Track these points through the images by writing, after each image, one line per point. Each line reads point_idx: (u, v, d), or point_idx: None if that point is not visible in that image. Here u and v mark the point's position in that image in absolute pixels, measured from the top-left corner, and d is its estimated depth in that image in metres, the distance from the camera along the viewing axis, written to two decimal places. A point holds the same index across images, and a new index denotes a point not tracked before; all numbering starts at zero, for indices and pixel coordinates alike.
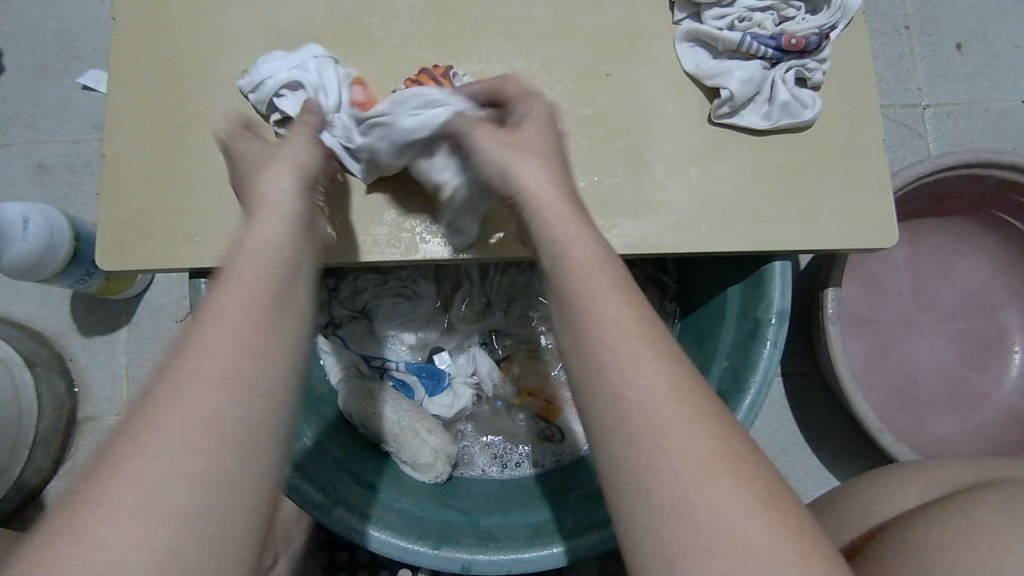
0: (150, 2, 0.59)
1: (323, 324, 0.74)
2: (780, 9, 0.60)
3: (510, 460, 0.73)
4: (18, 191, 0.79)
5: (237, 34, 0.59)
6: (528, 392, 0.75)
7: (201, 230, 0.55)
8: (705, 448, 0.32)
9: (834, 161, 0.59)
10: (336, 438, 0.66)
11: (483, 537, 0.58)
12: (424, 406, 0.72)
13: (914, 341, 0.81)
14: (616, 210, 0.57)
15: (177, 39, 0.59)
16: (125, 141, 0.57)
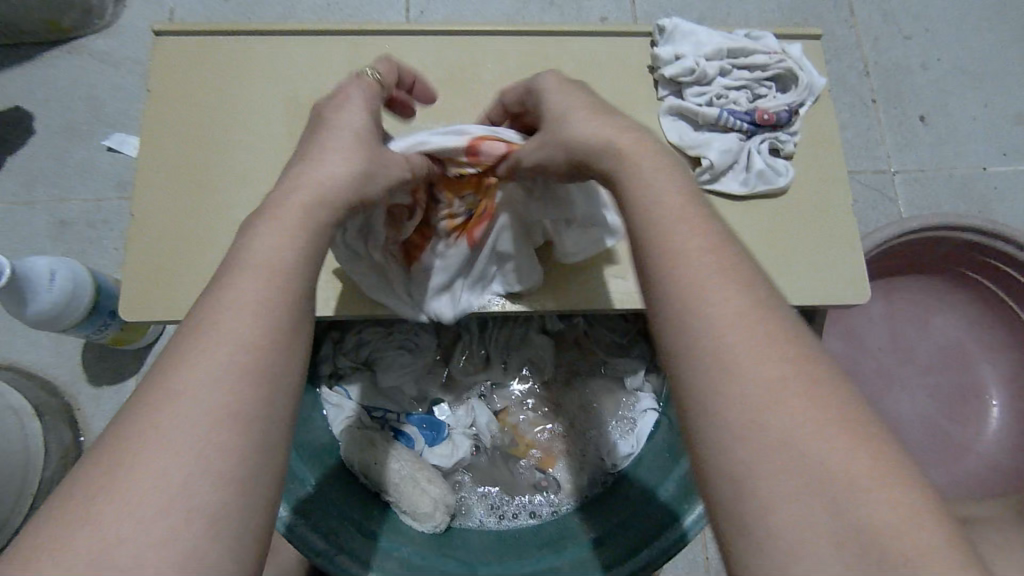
0: (182, 77, 0.65)
1: (327, 374, 0.76)
2: (754, 88, 0.67)
3: (507, 511, 0.74)
4: (39, 245, 0.83)
5: (260, 106, 0.64)
6: (527, 445, 0.77)
7: None
8: (771, 398, 0.30)
9: (807, 224, 0.64)
10: (338, 486, 0.68)
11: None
12: (424, 456, 0.74)
13: (894, 393, 0.84)
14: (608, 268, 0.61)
15: (205, 111, 0.64)
16: (152, 201, 0.61)
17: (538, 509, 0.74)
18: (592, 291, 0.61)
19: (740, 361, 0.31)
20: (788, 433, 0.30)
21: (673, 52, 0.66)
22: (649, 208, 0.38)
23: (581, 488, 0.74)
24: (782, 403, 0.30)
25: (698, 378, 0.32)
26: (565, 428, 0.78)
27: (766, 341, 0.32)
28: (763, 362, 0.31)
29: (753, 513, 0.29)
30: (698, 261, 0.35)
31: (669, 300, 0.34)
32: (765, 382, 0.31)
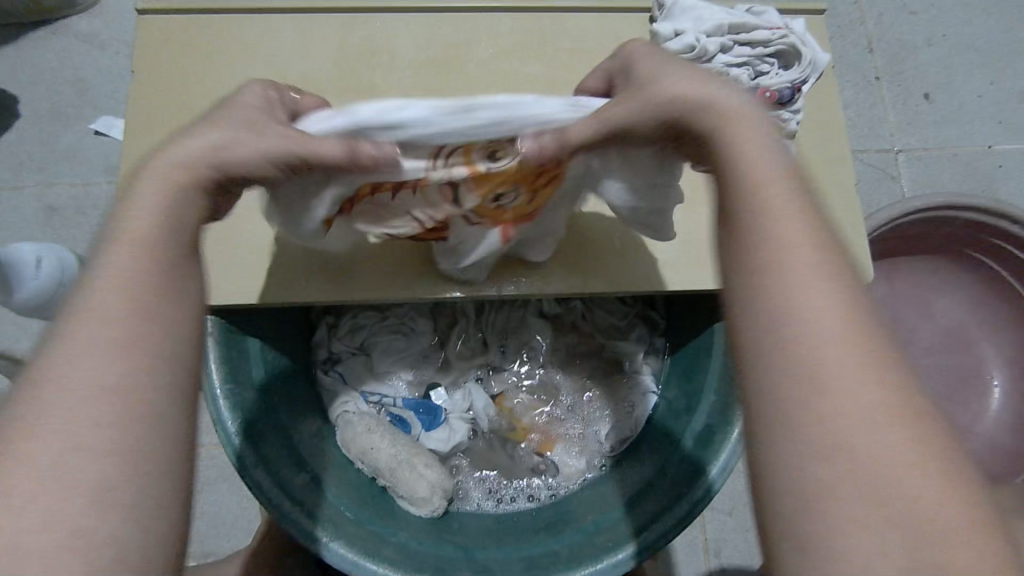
0: (166, 56, 0.63)
1: (322, 359, 0.76)
2: (756, 65, 0.65)
3: (505, 494, 0.73)
4: (27, 231, 0.82)
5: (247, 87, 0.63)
6: (525, 428, 0.76)
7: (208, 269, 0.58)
8: (856, 420, 0.30)
9: None
10: (335, 472, 0.68)
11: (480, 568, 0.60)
12: (421, 440, 0.73)
13: None
14: (604, 251, 0.60)
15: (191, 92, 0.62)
16: None
17: (536, 492, 0.73)
18: (589, 275, 0.60)
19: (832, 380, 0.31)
20: (870, 456, 0.30)
21: (673, 28, 0.64)
22: (755, 188, 0.36)
23: (579, 471, 0.74)
24: (872, 427, 0.30)
25: (776, 389, 0.32)
26: (562, 412, 0.77)
27: (866, 360, 0.31)
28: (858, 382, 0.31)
29: (815, 533, 0.29)
30: (799, 260, 0.34)
31: (762, 301, 0.34)
32: (856, 406, 0.30)
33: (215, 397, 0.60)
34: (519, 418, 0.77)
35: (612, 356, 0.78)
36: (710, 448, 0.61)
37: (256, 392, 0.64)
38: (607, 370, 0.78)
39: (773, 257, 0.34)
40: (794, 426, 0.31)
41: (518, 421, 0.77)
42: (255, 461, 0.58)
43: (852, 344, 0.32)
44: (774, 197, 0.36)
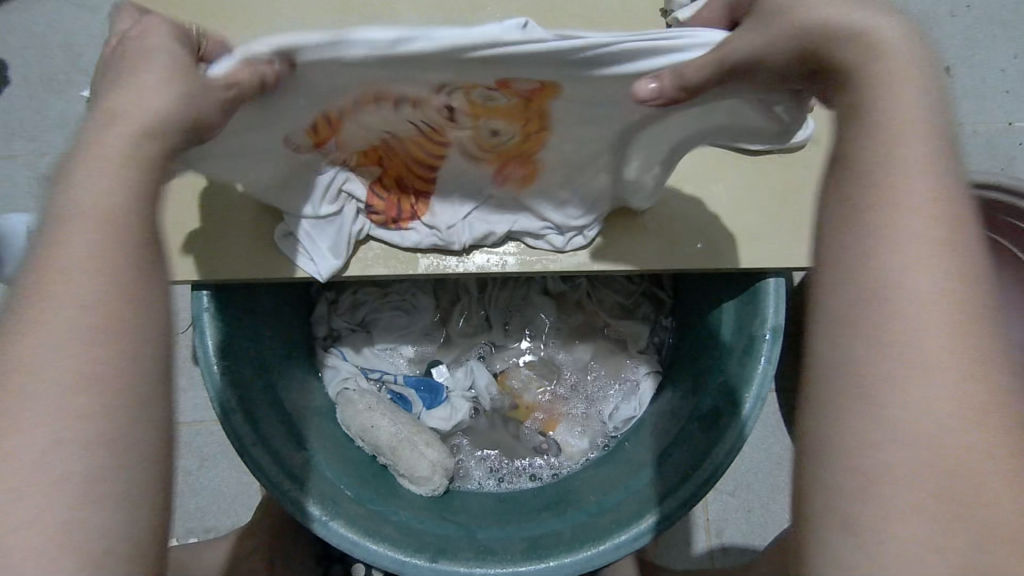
0: None
1: (322, 336, 0.75)
2: None
3: (506, 474, 0.73)
4: (20, 202, 0.80)
5: None
6: (528, 407, 0.76)
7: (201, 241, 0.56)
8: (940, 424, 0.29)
9: None
10: (335, 450, 0.67)
11: (480, 548, 0.59)
12: (422, 419, 0.72)
13: None
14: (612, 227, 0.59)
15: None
16: None
17: (538, 472, 0.72)
18: (595, 254, 0.58)
19: (933, 388, 0.29)
20: (960, 460, 0.28)
21: None
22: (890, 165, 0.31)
23: (582, 451, 0.73)
24: (969, 436, 0.29)
25: (866, 388, 0.30)
26: (565, 391, 0.76)
27: (970, 367, 0.29)
28: (960, 387, 0.29)
29: (869, 537, 0.29)
30: (919, 251, 0.30)
31: (868, 287, 0.31)
32: (948, 411, 0.29)
33: (212, 374, 0.58)
34: (522, 397, 0.76)
35: (617, 335, 0.76)
36: (717, 430, 0.60)
37: (255, 368, 0.63)
38: (612, 349, 0.76)
39: (893, 247, 0.30)
40: (868, 426, 0.30)
41: (520, 400, 0.76)
42: (252, 437, 0.57)
43: (959, 351, 0.29)
44: (898, 182, 0.31)
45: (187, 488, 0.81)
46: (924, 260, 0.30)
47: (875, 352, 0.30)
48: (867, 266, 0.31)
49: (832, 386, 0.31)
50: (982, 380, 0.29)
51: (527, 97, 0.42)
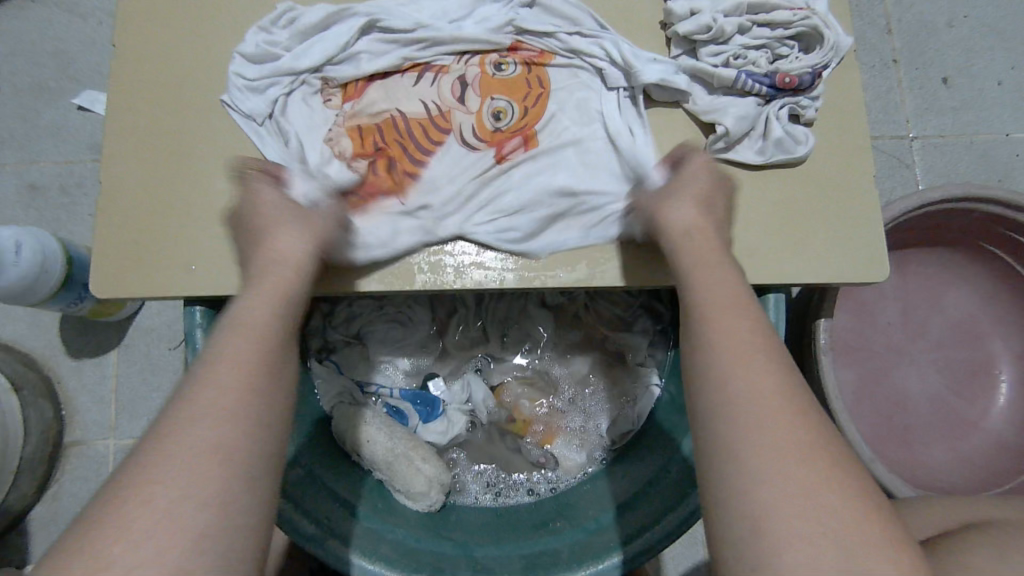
0: (154, 42, 0.62)
1: (318, 348, 0.74)
2: (775, 48, 0.62)
3: (504, 488, 0.72)
4: (10, 210, 0.79)
5: (233, 71, 0.60)
6: (526, 421, 0.74)
7: (196, 257, 0.57)
8: (798, 490, 0.34)
9: (825, 196, 0.61)
10: (330, 466, 0.66)
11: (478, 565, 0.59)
12: (418, 433, 0.71)
13: (903, 369, 0.82)
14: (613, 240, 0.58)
15: (190, 75, 0.61)
16: (124, 174, 0.59)
17: (536, 486, 0.72)
18: (596, 268, 0.58)
19: (791, 468, 0.35)
20: (833, 523, 0.34)
21: (688, 7, 0.61)
22: (712, 304, 0.44)
23: (581, 465, 0.72)
24: (833, 501, 0.34)
25: (747, 469, 0.36)
26: (563, 404, 0.75)
27: (808, 443, 0.37)
28: (809, 463, 0.36)
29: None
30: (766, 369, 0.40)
31: (725, 389, 0.39)
32: (808, 477, 0.35)
33: None
34: (518, 409, 0.75)
35: (614, 347, 0.76)
36: None
37: None
38: (611, 361, 0.76)
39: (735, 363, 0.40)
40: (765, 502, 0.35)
41: (516, 412, 0.75)
42: None
43: (802, 432, 0.37)
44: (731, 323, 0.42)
45: None
46: (769, 370, 0.39)
47: (746, 443, 0.37)
48: (725, 383, 0.39)
49: (730, 473, 0.37)
50: (822, 463, 0.36)
51: (527, 105, 0.61)
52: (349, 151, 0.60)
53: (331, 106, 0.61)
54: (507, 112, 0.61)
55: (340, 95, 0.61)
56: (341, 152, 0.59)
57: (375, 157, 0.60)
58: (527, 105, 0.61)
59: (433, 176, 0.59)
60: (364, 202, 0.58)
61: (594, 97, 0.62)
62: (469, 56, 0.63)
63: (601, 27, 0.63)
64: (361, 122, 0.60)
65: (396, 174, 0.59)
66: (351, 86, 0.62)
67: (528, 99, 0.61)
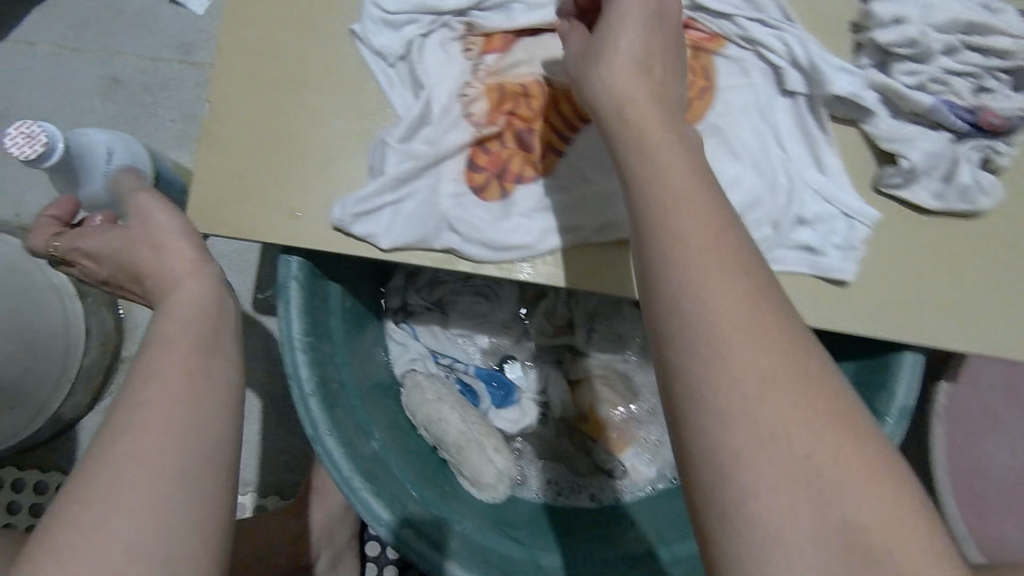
0: None
1: (394, 308, 0.70)
2: (981, 78, 0.53)
3: (565, 488, 0.69)
4: (88, 101, 0.73)
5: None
6: (600, 423, 0.70)
7: (304, 204, 0.51)
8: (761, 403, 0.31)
9: (996, 259, 0.54)
10: (399, 439, 0.63)
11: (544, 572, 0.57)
12: (490, 416, 0.68)
13: (993, 438, 0.74)
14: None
15: None
16: (232, 96, 0.52)
17: (598, 493, 0.69)
18: None
19: (764, 409, 0.31)
20: (811, 461, 0.30)
21: (893, 12, 0.53)
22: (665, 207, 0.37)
23: (649, 480, 0.70)
24: (814, 439, 0.31)
25: (725, 414, 0.31)
26: (641, 413, 0.71)
27: (776, 368, 0.32)
28: (780, 394, 0.31)
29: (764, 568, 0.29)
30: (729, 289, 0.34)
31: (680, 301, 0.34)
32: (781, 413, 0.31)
33: (294, 349, 0.53)
34: (589, 409, 0.71)
35: None
36: None
37: (333, 344, 0.58)
38: None
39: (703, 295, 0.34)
40: (738, 451, 0.31)
41: (589, 412, 0.71)
42: (329, 426, 0.53)
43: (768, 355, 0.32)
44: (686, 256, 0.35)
45: None
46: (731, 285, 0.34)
47: (713, 388, 0.32)
48: (688, 317, 0.34)
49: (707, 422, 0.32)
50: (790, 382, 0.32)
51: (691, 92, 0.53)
52: (482, 116, 0.52)
53: (471, 56, 0.53)
54: None
55: (482, 44, 0.53)
56: (470, 115, 0.52)
57: (513, 127, 0.52)
58: (691, 96, 0.53)
59: (574, 159, 0.52)
60: (501, 183, 0.52)
61: (768, 100, 0.54)
62: None
63: (786, 19, 0.54)
64: (504, 82, 0.53)
65: (536, 152, 0.52)
66: (497, 37, 0.53)
67: (694, 87, 0.53)
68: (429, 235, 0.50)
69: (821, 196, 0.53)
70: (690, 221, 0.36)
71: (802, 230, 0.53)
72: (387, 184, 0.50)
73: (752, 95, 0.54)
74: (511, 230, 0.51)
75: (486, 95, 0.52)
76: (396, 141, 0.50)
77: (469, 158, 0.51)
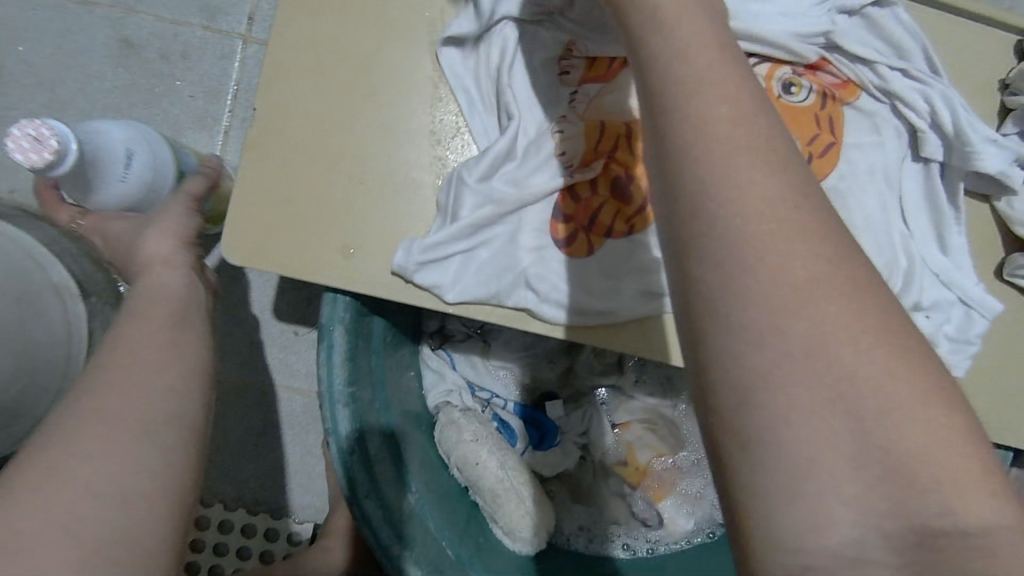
0: None
1: (431, 331, 0.64)
2: None
3: (597, 536, 0.65)
4: (98, 66, 0.65)
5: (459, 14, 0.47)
6: (640, 469, 0.67)
7: (361, 241, 0.44)
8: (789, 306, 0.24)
9: None
10: (431, 483, 0.58)
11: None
12: (525, 458, 0.63)
13: None
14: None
15: None
16: (289, 104, 0.44)
17: (632, 544, 0.66)
18: None
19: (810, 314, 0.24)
20: (851, 365, 0.23)
21: None
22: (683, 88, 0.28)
23: (686, 534, 0.66)
24: (856, 343, 0.23)
25: (749, 320, 0.24)
26: (684, 463, 0.68)
27: (825, 271, 0.24)
28: (823, 297, 0.24)
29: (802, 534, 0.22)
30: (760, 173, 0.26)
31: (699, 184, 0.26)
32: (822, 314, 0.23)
33: (332, 399, 0.47)
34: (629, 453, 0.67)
35: None
36: None
37: (372, 387, 0.51)
38: None
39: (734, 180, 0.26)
40: (758, 363, 0.23)
41: (628, 457, 0.67)
42: (366, 485, 0.47)
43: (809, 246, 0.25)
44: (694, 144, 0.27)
45: (243, 454, 0.66)
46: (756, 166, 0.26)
47: (733, 294, 0.24)
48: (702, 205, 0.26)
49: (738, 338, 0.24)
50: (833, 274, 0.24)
51: (812, 146, 0.47)
52: (578, 156, 0.45)
53: (568, 82, 0.47)
54: None
55: (585, 69, 0.47)
56: (563, 154, 0.45)
57: (610, 172, 0.46)
58: (814, 151, 0.47)
59: None
60: (589, 237, 0.45)
61: (896, 164, 0.48)
62: (757, 62, 0.47)
63: (934, 71, 0.48)
64: (606, 119, 0.46)
65: (634, 204, 0.45)
66: (600, 63, 0.47)
67: (816, 141, 0.47)
68: (502, 291, 0.44)
69: (939, 279, 0.48)
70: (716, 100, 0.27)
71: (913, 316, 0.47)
72: (461, 230, 0.43)
73: (879, 156, 0.48)
74: (591, 292, 0.45)
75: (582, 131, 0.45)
76: (474, 180, 0.43)
77: (556, 203, 0.45)
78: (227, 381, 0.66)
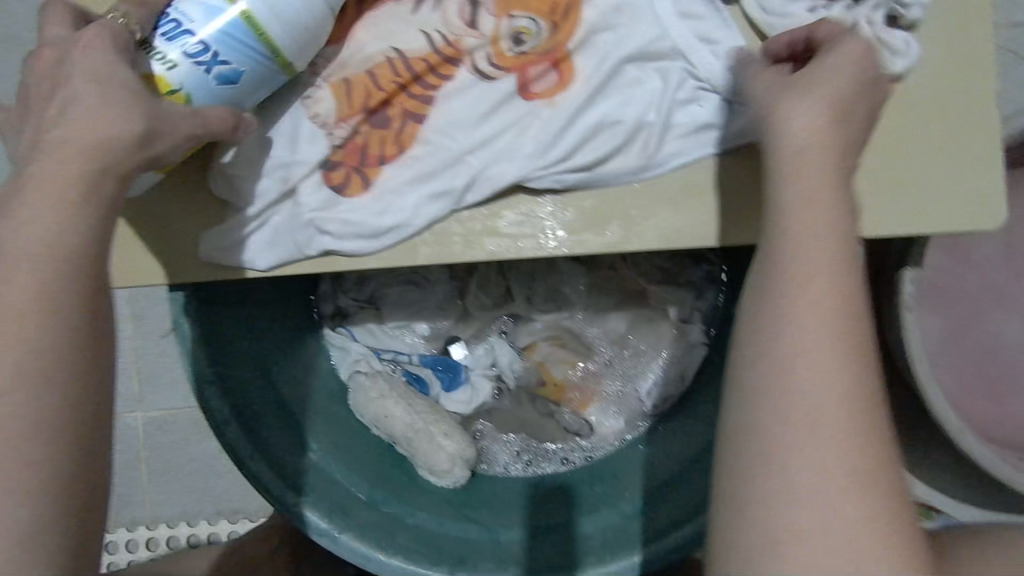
0: None
1: (330, 314, 0.68)
2: None
3: (535, 456, 0.68)
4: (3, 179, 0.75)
5: None
6: (558, 385, 0.69)
7: (165, 239, 0.49)
8: (811, 451, 0.31)
9: (932, 127, 0.48)
10: (348, 442, 0.62)
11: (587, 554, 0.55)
12: (441, 402, 0.68)
13: (999, 312, 0.66)
14: (655, 171, 0.49)
15: None
16: None
17: (570, 457, 0.67)
18: (630, 229, 0.49)
19: (806, 429, 0.31)
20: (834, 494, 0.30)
21: None
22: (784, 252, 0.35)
23: (616, 433, 0.67)
24: (837, 471, 0.31)
25: (770, 422, 0.32)
26: (598, 368, 0.69)
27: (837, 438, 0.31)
28: (824, 447, 0.31)
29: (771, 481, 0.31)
30: (828, 379, 0.32)
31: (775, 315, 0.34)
32: (817, 435, 0.31)
33: (203, 383, 0.53)
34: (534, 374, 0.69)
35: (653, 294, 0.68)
36: None
37: (252, 367, 0.57)
38: (647, 318, 0.69)
39: (801, 360, 0.32)
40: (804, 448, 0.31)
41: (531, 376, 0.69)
42: (253, 451, 0.53)
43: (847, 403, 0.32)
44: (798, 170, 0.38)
45: (213, 470, 0.75)
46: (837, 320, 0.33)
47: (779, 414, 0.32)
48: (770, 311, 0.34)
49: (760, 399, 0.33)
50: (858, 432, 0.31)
51: (553, 10, 0.50)
52: (333, 114, 0.50)
53: None
54: (530, 33, 0.50)
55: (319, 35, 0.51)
56: (324, 115, 0.50)
57: (369, 114, 0.50)
58: (557, 20, 0.50)
59: (436, 120, 0.50)
60: (361, 172, 0.49)
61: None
62: None
63: None
64: (349, 75, 0.50)
65: (395, 128, 0.50)
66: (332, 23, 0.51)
67: (555, 7, 0.50)
68: (298, 243, 0.48)
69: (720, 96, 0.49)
70: (807, 273, 0.34)
71: (683, 141, 0.49)
72: (248, 212, 0.48)
73: None
74: (386, 210, 0.48)
75: (339, 86, 0.50)
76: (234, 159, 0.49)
77: (321, 157, 0.49)
78: (182, 412, 0.74)
